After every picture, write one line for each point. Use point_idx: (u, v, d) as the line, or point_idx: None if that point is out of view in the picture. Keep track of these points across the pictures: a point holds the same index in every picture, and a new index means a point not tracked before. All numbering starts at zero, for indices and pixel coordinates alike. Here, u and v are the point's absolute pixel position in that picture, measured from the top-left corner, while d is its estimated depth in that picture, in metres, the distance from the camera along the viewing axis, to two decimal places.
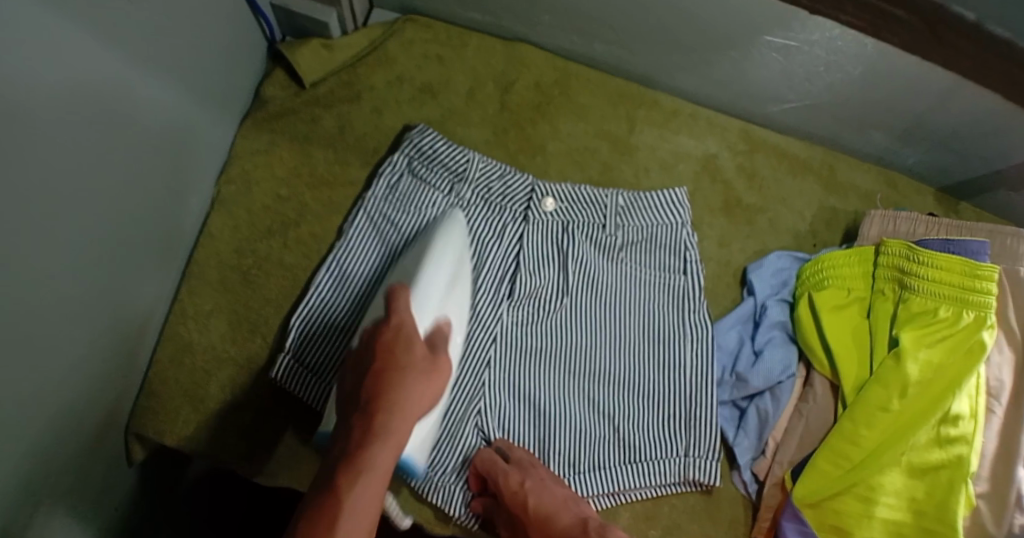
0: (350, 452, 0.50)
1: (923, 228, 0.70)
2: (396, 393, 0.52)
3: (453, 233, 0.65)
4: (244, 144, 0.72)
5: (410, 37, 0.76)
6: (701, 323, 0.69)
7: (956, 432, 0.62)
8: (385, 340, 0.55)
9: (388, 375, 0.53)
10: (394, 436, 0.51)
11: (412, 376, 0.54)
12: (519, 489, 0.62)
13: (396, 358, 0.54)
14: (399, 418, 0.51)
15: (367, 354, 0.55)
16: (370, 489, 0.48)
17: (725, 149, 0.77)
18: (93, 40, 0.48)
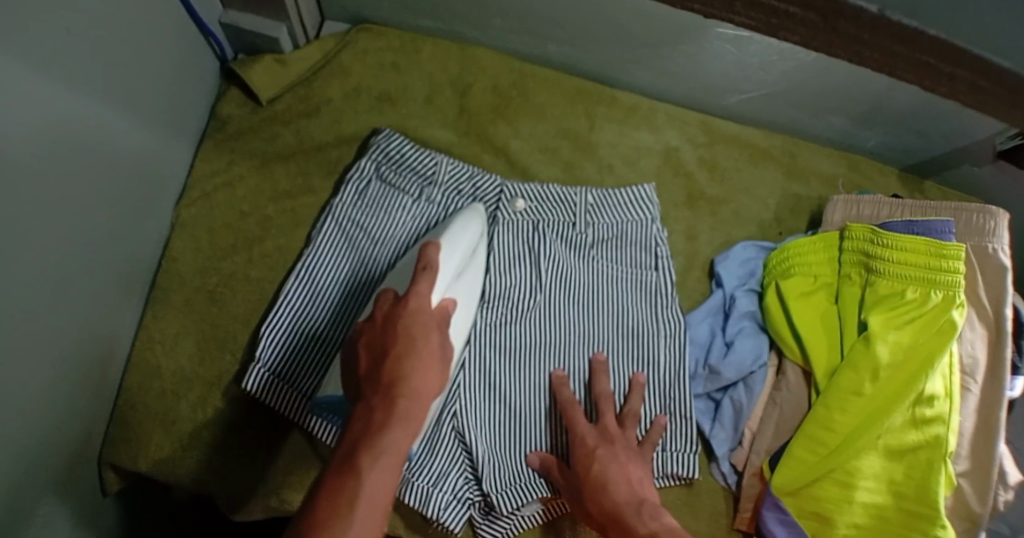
0: (359, 439, 0.44)
1: (887, 211, 0.70)
2: (416, 371, 0.47)
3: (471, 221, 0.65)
4: (203, 166, 0.71)
5: (364, 46, 0.76)
6: (674, 318, 0.69)
7: (932, 412, 0.62)
8: (406, 314, 0.51)
9: (407, 352, 0.48)
10: (411, 421, 0.45)
11: (432, 352, 0.49)
12: (590, 451, 0.60)
13: (413, 337, 0.49)
14: (417, 400, 0.46)
15: (385, 328, 0.51)
16: (383, 480, 0.42)
17: (686, 141, 0.77)
18: (38, 70, 0.48)
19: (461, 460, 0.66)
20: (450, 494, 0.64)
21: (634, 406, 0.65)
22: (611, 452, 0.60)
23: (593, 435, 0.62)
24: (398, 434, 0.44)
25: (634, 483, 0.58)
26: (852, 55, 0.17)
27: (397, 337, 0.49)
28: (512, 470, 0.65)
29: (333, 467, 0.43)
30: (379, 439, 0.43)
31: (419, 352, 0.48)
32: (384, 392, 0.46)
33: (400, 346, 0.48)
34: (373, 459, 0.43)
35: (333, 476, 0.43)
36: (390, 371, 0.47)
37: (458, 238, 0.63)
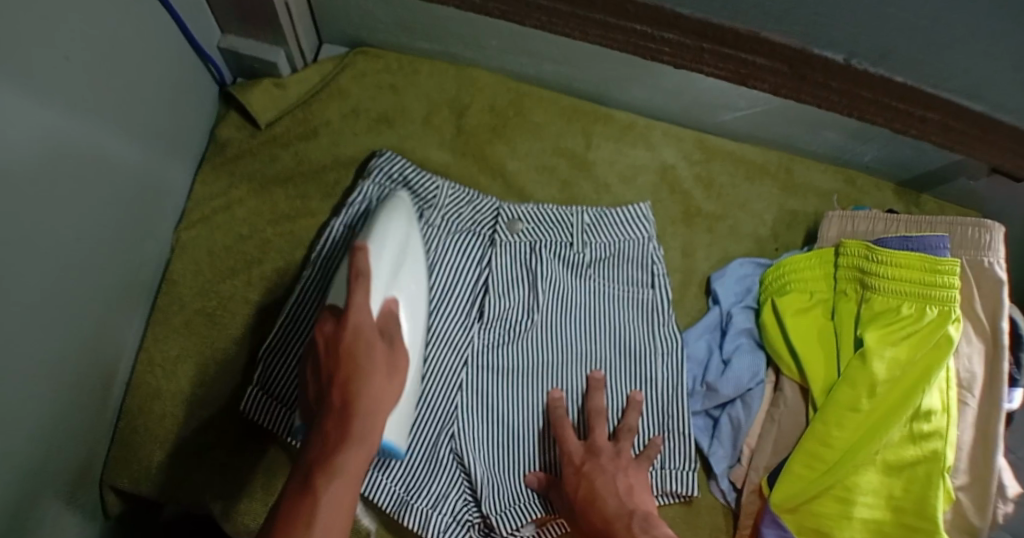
0: (319, 456, 0.46)
1: (882, 226, 0.71)
2: (363, 393, 0.49)
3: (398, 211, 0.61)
4: (203, 189, 0.72)
5: (362, 68, 0.76)
6: (672, 335, 0.69)
7: (930, 428, 0.62)
8: (347, 337, 0.52)
9: (352, 378, 0.50)
10: (360, 438, 0.47)
11: (375, 373, 0.51)
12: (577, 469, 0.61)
13: (358, 359, 0.51)
14: (362, 421, 0.48)
15: (330, 352, 0.52)
16: (341, 493, 0.45)
17: (682, 159, 0.78)
18: (43, 103, 0.49)
19: (461, 482, 0.66)
20: (449, 515, 0.65)
21: (632, 422, 0.65)
22: (598, 466, 0.61)
23: (581, 451, 0.63)
24: (348, 452, 0.46)
25: (622, 494, 0.59)
26: (820, 99, 0.38)
27: (342, 359, 0.51)
28: (511, 490, 0.66)
29: (292, 487, 0.46)
30: (330, 460, 0.46)
31: (363, 374, 0.50)
32: (338, 415, 0.48)
33: (348, 364, 0.50)
34: (329, 476, 0.45)
35: (293, 496, 0.45)
36: (339, 396, 0.49)
37: (387, 232, 0.59)
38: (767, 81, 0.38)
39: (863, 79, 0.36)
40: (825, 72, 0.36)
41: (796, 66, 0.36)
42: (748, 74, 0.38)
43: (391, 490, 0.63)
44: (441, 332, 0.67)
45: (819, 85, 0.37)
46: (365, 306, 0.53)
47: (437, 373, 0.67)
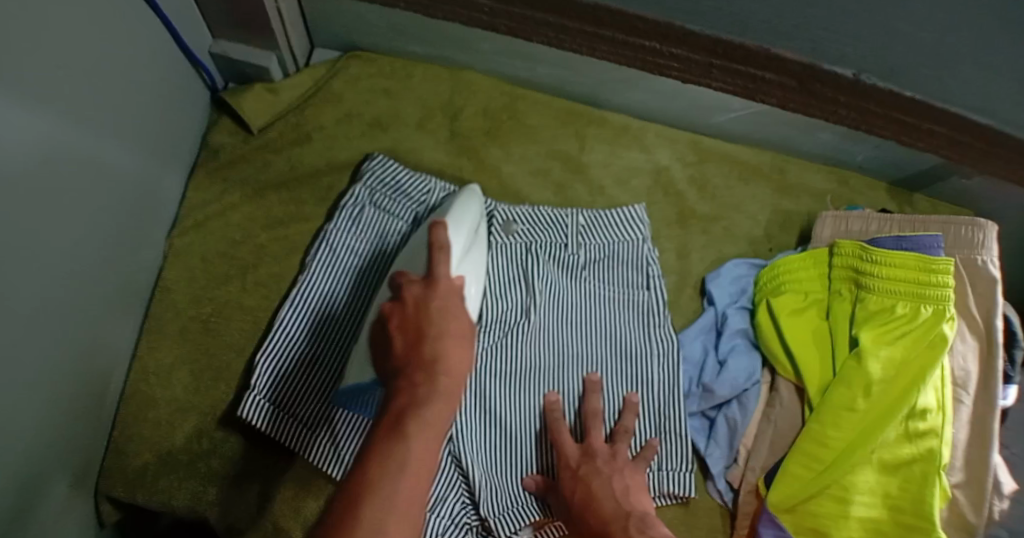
0: (404, 410, 0.44)
1: (876, 226, 0.71)
2: (454, 352, 0.47)
3: (468, 202, 0.66)
4: (195, 195, 0.72)
5: (355, 73, 0.76)
6: (667, 337, 0.69)
7: (925, 426, 0.62)
8: (437, 300, 0.50)
9: (439, 335, 0.48)
10: (450, 398, 0.45)
11: (465, 335, 0.49)
12: (574, 470, 0.61)
13: (447, 319, 0.49)
14: (455, 381, 0.46)
15: (418, 311, 0.50)
16: (427, 450, 0.43)
17: (676, 161, 0.78)
18: (40, 113, 0.49)
19: (458, 484, 0.66)
20: (447, 518, 0.65)
21: (628, 423, 0.65)
22: (593, 469, 0.61)
23: (577, 453, 0.62)
24: (439, 409, 0.44)
25: (620, 495, 0.58)
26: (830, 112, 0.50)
27: (432, 318, 0.49)
28: (509, 492, 0.66)
29: (379, 439, 0.43)
30: (421, 417, 0.43)
31: (452, 334, 0.48)
32: (428, 370, 0.46)
33: (438, 326, 0.48)
34: (418, 431, 0.43)
35: (377, 444, 0.42)
36: (430, 352, 0.47)
37: (461, 216, 0.63)
38: (777, 94, 0.48)
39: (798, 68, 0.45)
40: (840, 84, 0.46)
41: (814, 71, 0.45)
42: (761, 91, 0.49)
43: None
44: None
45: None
46: (446, 276, 0.52)
47: None
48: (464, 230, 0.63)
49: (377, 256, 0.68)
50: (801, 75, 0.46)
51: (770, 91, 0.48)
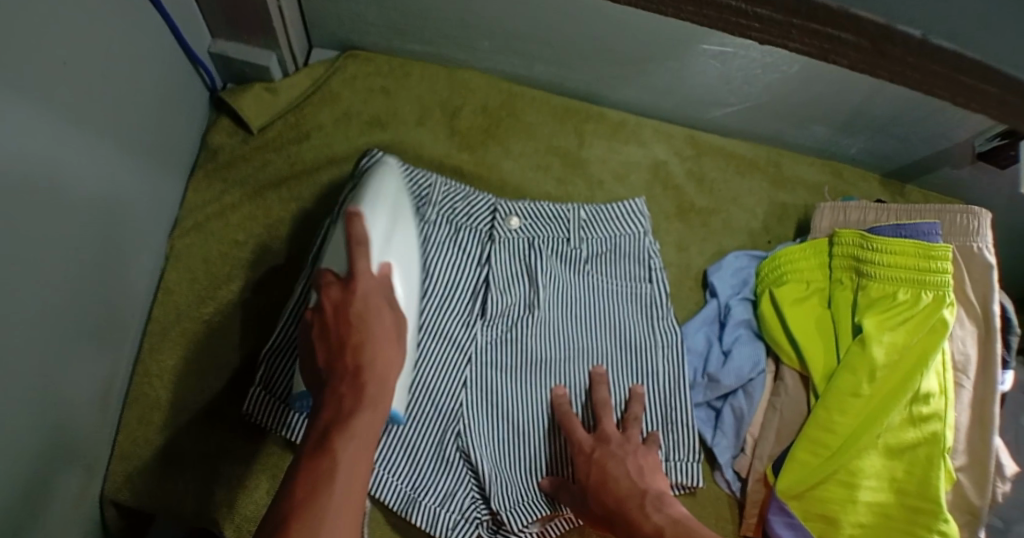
0: (332, 420, 0.46)
1: (873, 216, 0.72)
2: (375, 361, 0.49)
3: (384, 178, 0.65)
4: (195, 196, 0.72)
5: (353, 72, 0.76)
6: (671, 328, 0.69)
7: (928, 410, 0.63)
8: (356, 303, 0.52)
9: (363, 339, 0.50)
10: (373, 405, 0.47)
11: (386, 339, 0.51)
12: (590, 453, 0.61)
13: (369, 323, 0.51)
14: (377, 383, 0.48)
15: (337, 318, 0.51)
16: (358, 459, 0.44)
17: (673, 155, 0.79)
18: (47, 115, 0.49)
19: (468, 480, 0.66)
20: (457, 513, 0.64)
21: (636, 412, 0.65)
22: (607, 452, 0.61)
23: (589, 439, 0.62)
24: (365, 415, 0.46)
25: (633, 474, 0.59)
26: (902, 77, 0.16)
27: (352, 325, 0.50)
28: (520, 487, 0.65)
29: (307, 448, 0.44)
30: (348, 422, 0.45)
31: (371, 338, 0.50)
32: (349, 379, 0.48)
33: (358, 332, 0.50)
34: (348, 437, 0.44)
35: (306, 458, 0.44)
36: (352, 357, 0.48)
37: (377, 198, 0.62)
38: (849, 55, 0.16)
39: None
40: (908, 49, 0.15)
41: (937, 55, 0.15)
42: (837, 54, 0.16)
43: (397, 487, 0.63)
44: (442, 330, 0.67)
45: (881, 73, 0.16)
46: (368, 273, 0.55)
47: (443, 370, 0.67)
48: (382, 211, 0.62)
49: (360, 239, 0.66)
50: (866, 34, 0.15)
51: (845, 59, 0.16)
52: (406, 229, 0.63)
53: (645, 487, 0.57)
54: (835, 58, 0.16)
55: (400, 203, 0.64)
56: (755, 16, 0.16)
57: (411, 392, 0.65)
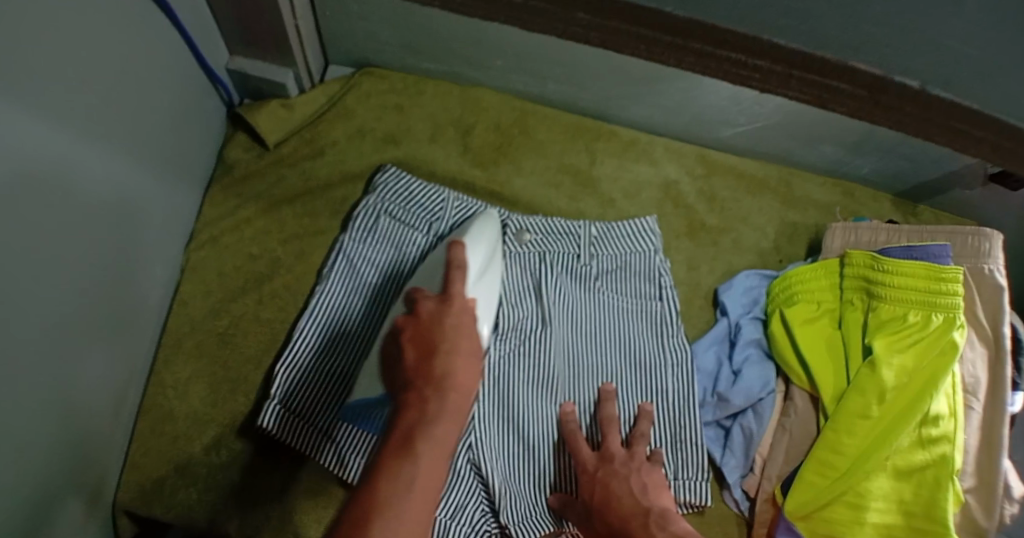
0: (413, 426, 0.42)
1: (883, 237, 0.72)
2: (460, 371, 0.45)
3: (486, 225, 0.66)
4: (210, 209, 0.72)
5: (368, 89, 0.77)
6: (680, 347, 0.69)
7: (938, 432, 0.63)
8: (453, 312, 0.48)
9: (455, 348, 0.46)
10: (458, 417, 0.43)
11: (476, 351, 0.47)
12: (592, 472, 0.62)
13: (460, 335, 0.47)
14: (466, 396, 0.44)
15: (431, 324, 0.48)
16: (432, 471, 0.41)
17: (684, 175, 0.79)
18: (68, 134, 0.50)
19: (476, 495, 0.66)
20: (466, 526, 0.65)
21: (644, 428, 0.65)
22: (611, 471, 0.61)
23: (595, 457, 0.63)
24: (450, 425, 0.43)
25: (637, 492, 0.59)
26: (897, 123, 0.18)
27: (445, 335, 0.47)
28: (527, 502, 0.66)
29: (389, 449, 0.41)
30: (433, 429, 0.42)
31: (463, 349, 0.46)
32: (434, 386, 0.44)
33: (448, 342, 0.46)
34: (428, 450, 0.41)
35: (384, 464, 0.41)
36: (443, 364, 0.45)
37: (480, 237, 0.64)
38: (846, 103, 0.18)
39: (943, 107, 0.17)
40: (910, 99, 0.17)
41: (886, 79, 0.17)
42: (832, 101, 0.18)
43: None
44: None
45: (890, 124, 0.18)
46: (461, 294, 0.51)
47: None
48: (481, 249, 0.63)
49: (396, 272, 0.68)
50: (865, 83, 0.17)
51: (839, 101, 0.18)
52: (496, 271, 0.65)
53: (649, 505, 0.58)
54: (832, 105, 0.18)
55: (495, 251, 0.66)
56: (754, 66, 0.17)
57: None
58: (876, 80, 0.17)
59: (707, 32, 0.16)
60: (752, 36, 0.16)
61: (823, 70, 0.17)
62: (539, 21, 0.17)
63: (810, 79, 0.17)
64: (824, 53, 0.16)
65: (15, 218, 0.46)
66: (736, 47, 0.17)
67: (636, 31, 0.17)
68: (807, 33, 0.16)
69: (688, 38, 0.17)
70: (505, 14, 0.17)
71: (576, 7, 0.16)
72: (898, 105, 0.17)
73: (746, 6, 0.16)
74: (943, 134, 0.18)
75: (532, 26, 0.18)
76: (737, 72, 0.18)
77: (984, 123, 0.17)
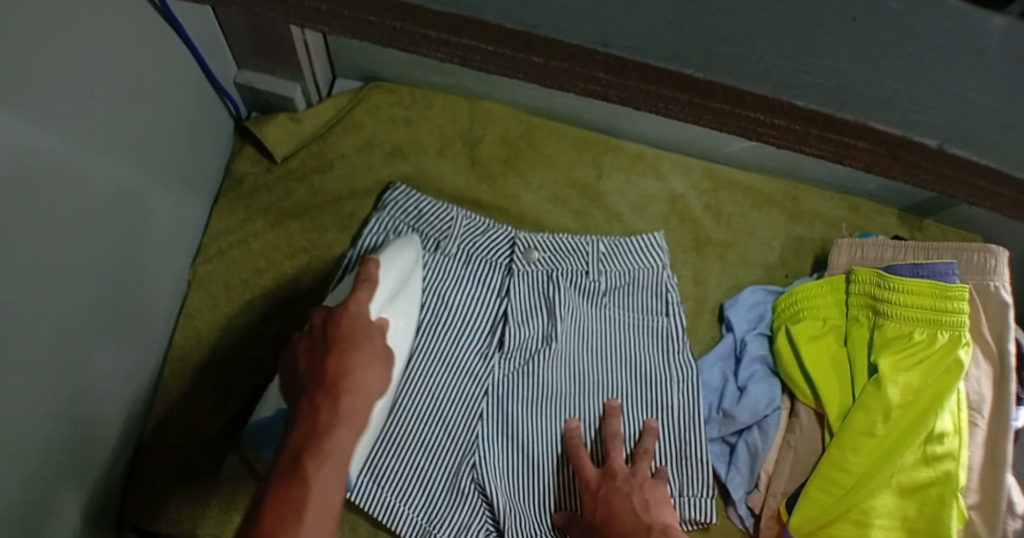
0: (311, 435, 0.47)
1: (890, 253, 0.73)
2: (357, 375, 0.51)
3: (405, 249, 0.66)
4: (219, 222, 0.73)
5: (376, 102, 0.77)
6: (687, 364, 0.69)
7: (943, 449, 0.63)
8: (345, 318, 0.54)
9: (344, 355, 0.51)
10: (351, 421, 0.48)
11: (366, 355, 0.52)
12: (597, 491, 0.62)
13: (357, 341, 0.53)
14: (354, 399, 0.49)
15: (327, 333, 0.53)
16: (332, 477, 0.46)
17: (690, 189, 0.79)
18: (80, 147, 0.51)
19: (482, 512, 0.66)
20: None
21: (648, 445, 0.65)
22: (613, 489, 0.61)
23: (597, 475, 0.63)
24: (343, 432, 0.47)
25: (639, 510, 0.59)
26: (914, 178, 0.18)
27: (340, 341, 0.52)
28: (533, 520, 0.66)
29: (281, 466, 0.46)
30: (326, 436, 0.47)
31: (356, 356, 0.52)
32: (328, 394, 0.49)
33: (343, 345, 0.52)
34: (320, 457, 0.46)
35: (280, 477, 0.45)
36: (334, 369, 0.50)
37: (395, 260, 0.64)
38: (866, 161, 0.18)
39: (953, 163, 0.16)
40: (924, 155, 0.16)
41: (906, 138, 0.16)
42: (852, 159, 0.18)
43: (411, 518, 0.65)
44: (460, 362, 0.69)
45: (905, 176, 0.18)
46: (362, 304, 0.56)
47: (458, 401, 0.68)
48: (395, 270, 0.64)
49: None
50: (885, 140, 0.16)
51: (859, 157, 0.17)
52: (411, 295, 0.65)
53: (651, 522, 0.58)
54: (850, 163, 0.18)
55: (414, 268, 0.66)
56: (773, 125, 0.17)
57: (428, 423, 0.67)
58: (895, 139, 0.16)
59: (723, 90, 0.17)
60: (772, 96, 0.17)
61: (844, 132, 0.17)
62: (572, 81, 0.18)
63: (830, 139, 0.17)
64: (845, 112, 0.16)
65: (25, 230, 0.46)
66: (758, 108, 0.17)
67: (661, 92, 0.18)
68: (827, 87, 0.16)
69: (708, 98, 0.17)
70: (529, 71, 0.18)
71: (601, 66, 0.17)
72: (915, 162, 0.17)
73: (770, 70, 0.17)
74: (958, 186, 0.17)
75: (568, 87, 0.19)
76: (758, 132, 0.18)
77: (990, 177, 0.17)
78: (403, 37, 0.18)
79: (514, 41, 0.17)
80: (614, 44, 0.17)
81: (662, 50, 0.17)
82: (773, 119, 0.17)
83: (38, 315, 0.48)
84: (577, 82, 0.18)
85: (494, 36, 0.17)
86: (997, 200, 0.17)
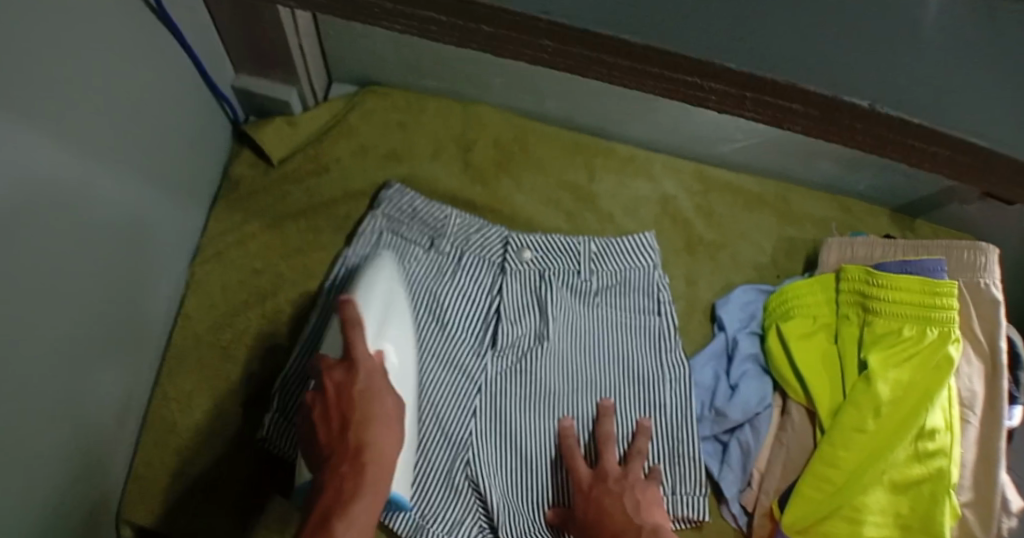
0: (333, 501, 0.47)
1: (880, 252, 0.73)
2: (375, 434, 0.50)
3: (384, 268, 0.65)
4: (216, 224, 0.74)
5: (371, 107, 0.79)
6: (679, 363, 0.70)
7: (934, 446, 0.63)
8: (357, 383, 0.52)
9: (365, 417, 0.51)
10: (376, 487, 0.48)
11: (386, 417, 0.52)
12: (588, 489, 0.62)
13: (372, 401, 0.52)
14: (376, 467, 0.49)
15: (338, 400, 0.52)
16: None
17: (682, 190, 0.80)
18: (82, 153, 0.52)
19: (476, 509, 0.67)
20: None
21: (640, 445, 0.65)
22: (605, 489, 0.61)
23: (589, 474, 0.63)
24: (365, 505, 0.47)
25: (630, 510, 0.60)
26: (853, 141, 0.19)
27: (356, 405, 0.51)
28: (529, 518, 0.66)
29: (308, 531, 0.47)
30: (349, 507, 0.47)
31: (374, 418, 0.51)
32: (351, 460, 0.49)
33: (359, 413, 0.51)
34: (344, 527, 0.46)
35: None
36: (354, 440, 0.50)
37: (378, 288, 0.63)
38: (801, 123, 0.19)
39: (886, 125, 0.18)
40: (854, 114, 0.18)
41: (838, 99, 0.17)
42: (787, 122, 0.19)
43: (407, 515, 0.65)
44: (453, 360, 0.69)
45: (849, 140, 0.19)
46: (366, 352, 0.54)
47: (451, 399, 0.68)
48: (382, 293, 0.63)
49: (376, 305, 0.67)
50: (816, 102, 0.18)
51: (794, 120, 0.18)
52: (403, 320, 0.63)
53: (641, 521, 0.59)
54: (788, 126, 0.19)
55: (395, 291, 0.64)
56: (710, 89, 0.18)
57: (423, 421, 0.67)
58: (827, 101, 0.17)
59: (659, 57, 0.18)
60: (705, 61, 0.18)
61: (776, 93, 0.18)
62: (519, 49, 0.19)
63: (768, 102, 0.18)
64: (775, 74, 0.17)
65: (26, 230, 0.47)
66: (694, 73, 0.18)
67: (603, 58, 0.19)
68: (758, 54, 0.18)
69: (649, 66, 0.18)
70: (479, 41, 0.19)
71: (545, 34, 0.18)
72: (848, 124, 0.18)
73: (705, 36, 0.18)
74: (894, 147, 0.18)
75: (515, 55, 0.19)
76: (698, 96, 0.19)
77: (925, 137, 0.17)
78: (360, 9, 0.20)
79: (456, 10, 0.18)
80: (555, 12, 0.18)
81: (600, 19, 0.18)
82: (708, 84, 0.18)
83: (37, 312, 0.50)
84: (523, 50, 0.19)
85: (439, 7, 0.18)
86: (941, 168, 0.18)
